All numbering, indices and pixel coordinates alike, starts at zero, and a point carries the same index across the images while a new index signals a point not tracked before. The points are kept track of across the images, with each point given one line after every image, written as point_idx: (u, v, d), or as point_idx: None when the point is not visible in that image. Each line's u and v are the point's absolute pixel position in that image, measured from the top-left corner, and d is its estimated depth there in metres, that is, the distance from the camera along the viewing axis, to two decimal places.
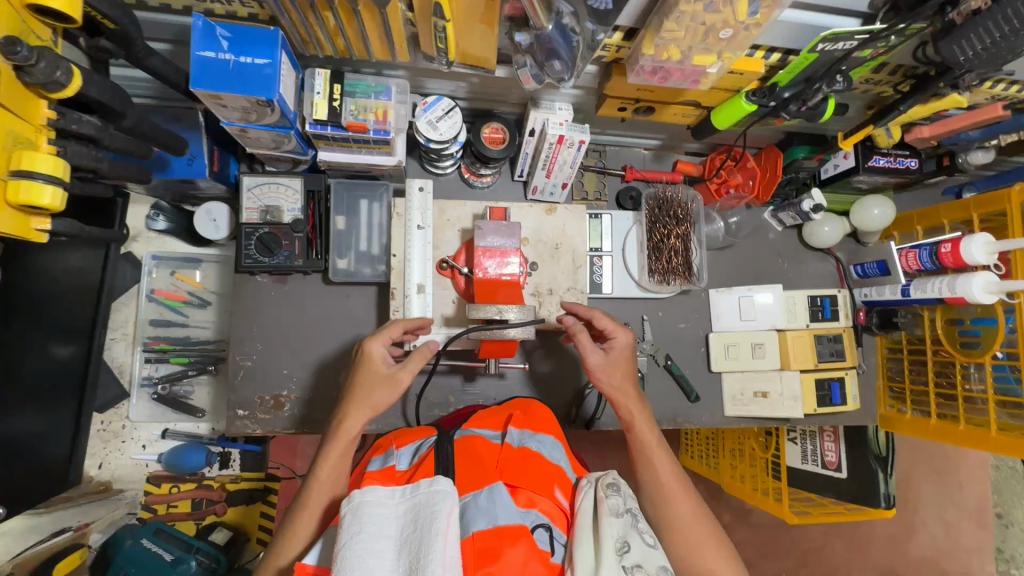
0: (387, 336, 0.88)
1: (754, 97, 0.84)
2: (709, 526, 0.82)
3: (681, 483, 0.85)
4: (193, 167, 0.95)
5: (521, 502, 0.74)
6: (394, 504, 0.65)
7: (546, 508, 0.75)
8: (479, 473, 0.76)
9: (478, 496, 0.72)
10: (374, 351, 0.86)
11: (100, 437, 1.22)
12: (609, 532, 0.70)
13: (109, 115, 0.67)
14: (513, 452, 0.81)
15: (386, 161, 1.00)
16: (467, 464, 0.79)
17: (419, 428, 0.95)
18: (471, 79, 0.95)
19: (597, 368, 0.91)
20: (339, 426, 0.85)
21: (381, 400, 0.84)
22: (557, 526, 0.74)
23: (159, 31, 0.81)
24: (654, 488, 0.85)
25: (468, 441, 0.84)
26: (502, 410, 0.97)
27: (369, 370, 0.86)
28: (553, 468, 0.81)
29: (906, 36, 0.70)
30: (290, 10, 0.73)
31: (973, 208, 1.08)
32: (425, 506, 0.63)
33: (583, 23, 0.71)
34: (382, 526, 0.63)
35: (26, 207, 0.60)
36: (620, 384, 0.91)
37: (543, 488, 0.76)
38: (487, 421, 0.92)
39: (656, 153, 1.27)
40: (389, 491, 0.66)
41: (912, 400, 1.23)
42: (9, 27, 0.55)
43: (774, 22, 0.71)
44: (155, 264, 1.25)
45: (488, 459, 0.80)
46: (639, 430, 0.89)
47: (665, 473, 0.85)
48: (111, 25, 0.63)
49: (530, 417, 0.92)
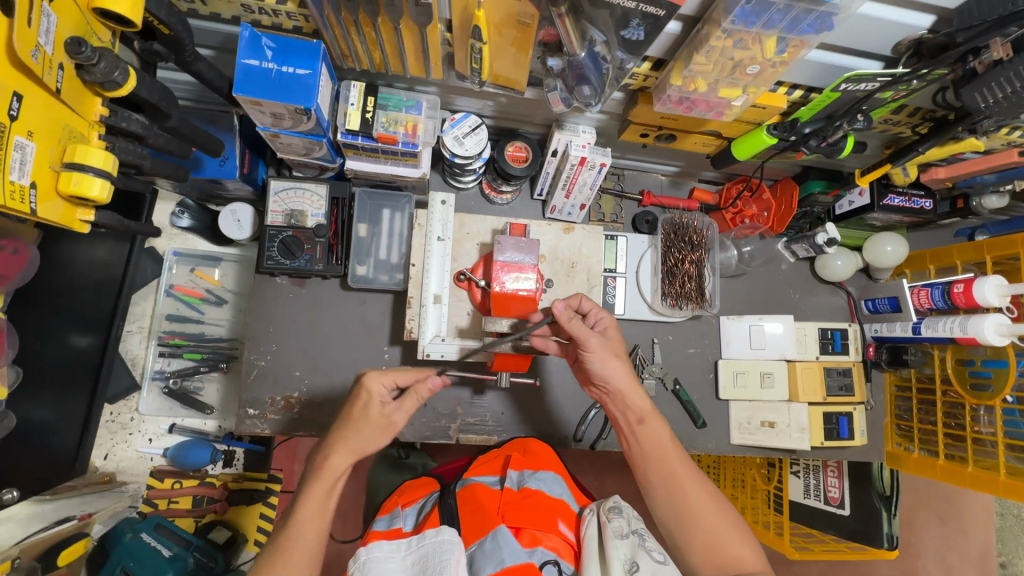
0: (392, 376, 0.81)
1: (775, 131, 0.87)
2: (727, 513, 0.79)
3: (693, 470, 0.81)
4: (224, 168, 0.98)
5: (525, 542, 0.73)
6: (402, 557, 0.67)
7: (553, 543, 0.74)
8: (480, 517, 0.77)
9: (483, 542, 0.72)
10: (371, 386, 0.79)
11: (107, 428, 1.23)
12: (617, 554, 0.71)
13: (155, 115, 0.69)
14: (514, 495, 0.81)
15: (411, 173, 1.02)
16: (471, 512, 0.78)
17: (419, 484, 0.94)
18: (499, 98, 0.98)
19: (600, 357, 0.84)
20: (326, 454, 0.76)
21: (369, 441, 0.78)
22: (565, 560, 0.74)
23: (206, 38, 0.85)
24: (666, 480, 0.80)
25: (470, 489, 0.83)
26: (501, 452, 0.97)
27: (365, 411, 0.78)
28: (554, 502, 0.82)
29: (927, 81, 0.72)
30: (334, 24, 0.76)
31: (987, 250, 1.09)
32: (434, 556, 0.65)
33: (614, 52, 0.73)
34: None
35: (73, 199, 0.62)
36: (622, 372, 0.85)
37: (549, 525, 0.76)
38: (486, 466, 0.92)
39: (673, 179, 1.29)
40: (397, 545, 0.69)
41: (919, 439, 1.23)
42: (76, 27, 0.58)
43: (801, 61, 0.73)
44: (175, 260, 1.27)
45: (490, 506, 0.79)
46: (645, 420, 0.83)
47: (678, 463, 0.81)
48: (166, 30, 0.65)
49: (529, 455, 0.93)
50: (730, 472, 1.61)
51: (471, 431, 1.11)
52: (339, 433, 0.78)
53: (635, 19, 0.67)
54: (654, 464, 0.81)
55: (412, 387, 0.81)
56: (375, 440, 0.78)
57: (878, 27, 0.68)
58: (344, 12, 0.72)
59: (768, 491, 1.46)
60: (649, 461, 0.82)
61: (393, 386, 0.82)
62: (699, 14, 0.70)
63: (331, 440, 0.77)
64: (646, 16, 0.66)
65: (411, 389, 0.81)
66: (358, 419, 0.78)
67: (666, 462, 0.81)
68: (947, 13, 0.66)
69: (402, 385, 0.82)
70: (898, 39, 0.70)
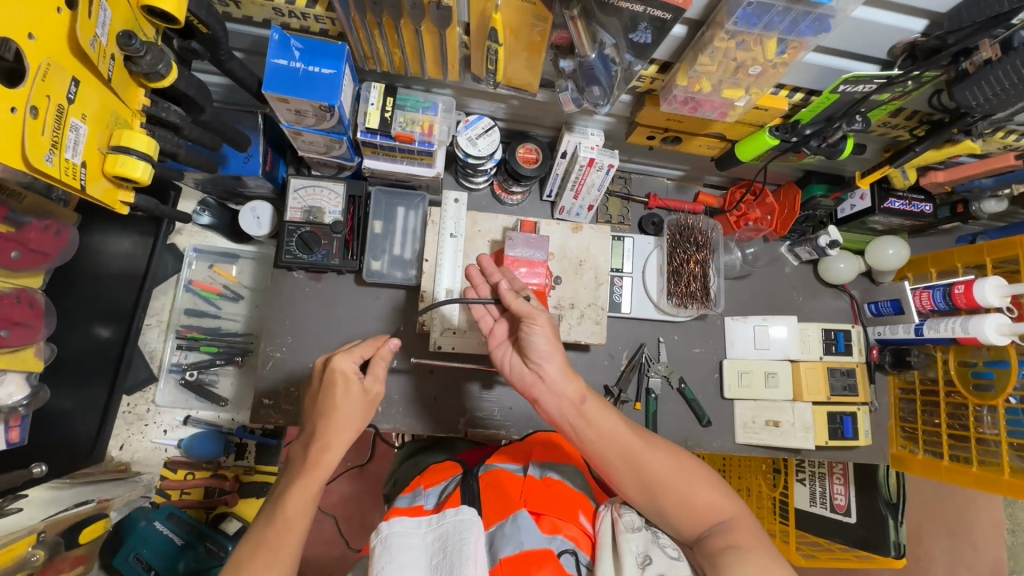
0: (358, 352, 0.82)
1: (776, 132, 0.90)
2: (691, 466, 0.77)
3: (643, 436, 0.78)
4: (248, 165, 1.02)
5: (546, 528, 0.74)
6: (423, 533, 0.68)
7: (572, 533, 0.75)
8: (503, 504, 0.77)
9: (503, 525, 0.73)
10: (343, 368, 0.79)
11: (124, 419, 1.26)
12: (629, 546, 0.70)
13: (191, 107, 0.76)
14: (537, 483, 0.81)
15: (426, 172, 1.06)
16: (494, 497, 0.79)
17: (442, 465, 0.92)
18: (512, 101, 1.03)
19: (545, 339, 0.81)
20: (318, 447, 0.75)
21: (357, 422, 0.78)
22: (583, 550, 0.74)
23: (237, 41, 0.90)
24: (623, 456, 0.76)
25: (492, 475, 0.84)
26: (528, 444, 0.96)
27: (345, 395, 0.78)
28: (576, 494, 0.82)
29: (922, 82, 0.76)
30: (358, 27, 0.80)
31: (986, 253, 1.13)
32: (454, 534, 0.66)
33: (623, 54, 0.78)
34: (413, 553, 0.66)
35: (116, 179, 0.67)
36: (559, 357, 0.82)
37: (568, 515, 0.77)
38: (508, 455, 0.92)
39: (679, 183, 1.33)
40: (418, 521, 0.70)
41: (924, 441, 1.22)
42: (124, 21, 0.63)
43: (799, 64, 0.78)
44: (195, 256, 1.31)
45: (513, 490, 0.79)
46: (587, 402, 0.80)
47: (629, 435, 0.78)
48: (205, 29, 0.70)
49: (551, 449, 0.92)
50: (737, 479, 1.62)
51: (480, 427, 1.12)
52: (326, 420, 0.76)
53: (642, 23, 0.71)
54: (607, 446, 0.77)
55: (376, 360, 0.82)
56: (361, 420, 0.79)
57: (873, 31, 0.72)
58: (369, 15, 0.76)
59: (774, 498, 1.49)
60: (601, 442, 0.78)
61: (360, 361, 0.82)
62: (703, 18, 0.74)
63: (320, 432, 0.76)
64: (653, 20, 0.70)
65: (374, 359, 0.82)
66: (343, 404, 0.77)
67: (618, 439, 0.77)
68: (937, 17, 0.70)
69: (367, 357, 0.82)
70: (892, 43, 0.74)
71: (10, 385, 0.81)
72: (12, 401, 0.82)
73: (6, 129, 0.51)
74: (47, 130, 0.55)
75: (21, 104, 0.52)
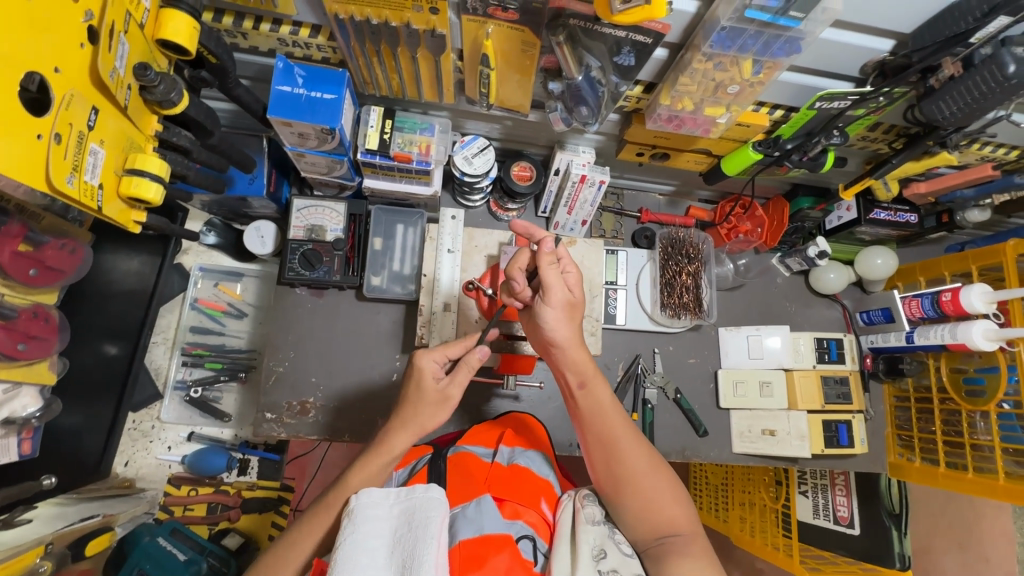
0: (444, 353, 0.85)
1: (760, 147, 0.94)
2: (665, 476, 0.80)
3: (632, 435, 0.82)
4: (253, 186, 1.07)
5: (507, 514, 0.76)
6: (390, 505, 0.68)
7: (532, 519, 0.77)
8: (467, 486, 0.80)
9: (466, 507, 0.75)
10: (423, 364, 0.82)
11: (129, 436, 1.28)
12: (586, 539, 0.73)
13: (200, 132, 0.81)
14: (503, 470, 0.83)
15: (423, 191, 1.10)
16: (459, 478, 0.82)
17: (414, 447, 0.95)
18: (505, 122, 1.07)
19: (555, 316, 0.82)
20: (386, 432, 0.81)
21: (428, 420, 0.81)
22: (541, 537, 0.76)
23: (245, 70, 0.95)
24: (607, 444, 0.81)
25: (461, 456, 0.86)
26: (496, 427, 0.98)
27: (419, 385, 0.82)
28: (541, 482, 0.84)
29: (893, 98, 0.80)
30: (358, 55, 0.85)
31: (971, 260, 1.15)
32: (420, 510, 0.66)
33: (609, 77, 0.82)
34: (378, 525, 0.67)
35: (130, 201, 0.72)
36: (570, 335, 0.83)
37: (530, 500, 0.78)
38: (479, 437, 0.94)
39: (670, 198, 1.37)
40: (387, 492, 0.70)
41: (921, 449, 1.23)
42: (140, 54, 0.68)
43: (776, 82, 0.82)
44: (201, 275, 1.35)
45: (479, 475, 0.82)
46: (588, 384, 0.83)
47: (618, 426, 0.82)
48: (213, 59, 0.75)
49: (520, 434, 0.95)
50: (738, 493, 1.61)
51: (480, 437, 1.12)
52: (399, 410, 0.82)
53: (625, 47, 0.76)
54: (594, 429, 0.82)
55: (463, 363, 0.83)
56: (432, 418, 0.82)
57: (843, 51, 0.76)
58: (368, 43, 0.81)
59: (776, 511, 1.44)
60: (590, 424, 0.83)
61: (445, 361, 0.85)
62: (682, 41, 0.78)
63: (395, 418, 0.82)
64: (635, 44, 0.74)
65: (458, 364, 0.83)
66: (413, 397, 0.82)
67: (606, 426, 0.82)
68: (903, 37, 0.75)
69: (452, 357, 0.85)
70: (863, 61, 0.78)
71: (25, 397, 0.85)
72: (26, 412, 0.85)
73: (33, 153, 0.55)
74: (69, 154, 0.60)
75: (47, 131, 0.57)
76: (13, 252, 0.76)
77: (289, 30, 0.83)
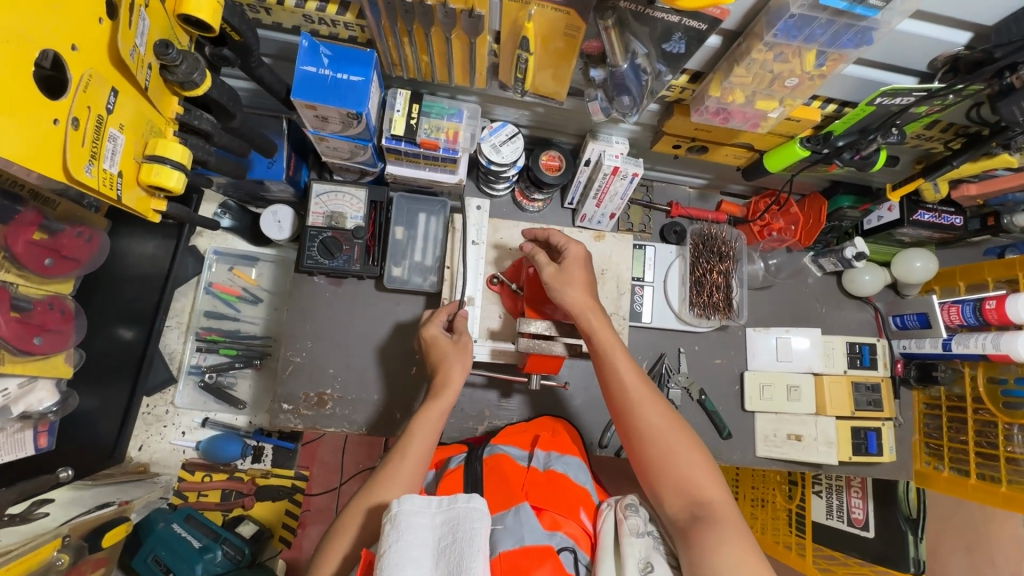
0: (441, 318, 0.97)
1: (808, 143, 0.89)
2: (685, 435, 0.79)
3: (648, 392, 0.81)
4: (271, 170, 1.03)
5: (547, 524, 0.75)
6: (432, 514, 0.63)
7: (572, 530, 0.76)
8: (505, 493, 0.80)
9: (506, 515, 0.75)
10: (431, 333, 0.95)
11: (144, 420, 1.27)
12: (631, 552, 0.70)
13: (222, 115, 0.77)
14: (539, 477, 0.84)
15: (449, 179, 1.05)
16: (495, 482, 0.83)
17: (452, 444, 1.00)
18: (537, 108, 1.02)
19: (557, 282, 0.86)
20: (442, 382, 0.89)
21: (456, 367, 0.90)
22: (582, 549, 0.75)
23: (266, 47, 0.90)
24: (625, 402, 0.81)
25: (496, 459, 0.88)
26: (530, 428, 1.00)
27: (438, 348, 0.93)
28: (579, 491, 0.83)
29: (964, 95, 0.74)
30: (388, 35, 0.80)
31: (1018, 267, 1.09)
32: (464, 521, 0.62)
33: (654, 64, 0.77)
34: (421, 534, 0.62)
35: (150, 188, 0.68)
36: (573, 292, 0.86)
37: (569, 511, 0.78)
38: (514, 439, 0.96)
39: (701, 192, 1.32)
40: (428, 500, 0.64)
41: (950, 458, 1.19)
42: (161, 30, 0.64)
43: (838, 75, 0.76)
44: (215, 259, 1.31)
45: (516, 480, 0.83)
46: (600, 335, 0.84)
47: (633, 382, 0.82)
48: (236, 36, 0.70)
49: (556, 438, 0.95)
50: (750, 490, 1.59)
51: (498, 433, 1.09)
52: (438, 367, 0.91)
53: (676, 33, 0.70)
54: (612, 388, 0.83)
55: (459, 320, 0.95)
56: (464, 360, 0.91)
57: (915, 43, 0.70)
58: (399, 22, 0.76)
59: (791, 511, 1.43)
60: (607, 383, 0.84)
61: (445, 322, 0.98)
62: (739, 28, 0.73)
63: (439, 372, 0.91)
64: (688, 30, 0.69)
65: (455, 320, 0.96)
66: (446, 356, 0.92)
67: (620, 382, 0.82)
68: (984, 30, 0.69)
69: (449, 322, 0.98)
70: (935, 55, 0.72)
71: (41, 391, 0.83)
72: (43, 406, 0.84)
73: (48, 139, 0.51)
74: (88, 141, 0.56)
75: (63, 115, 0.53)
76: (27, 240, 0.74)
77: (315, 5, 0.77)
